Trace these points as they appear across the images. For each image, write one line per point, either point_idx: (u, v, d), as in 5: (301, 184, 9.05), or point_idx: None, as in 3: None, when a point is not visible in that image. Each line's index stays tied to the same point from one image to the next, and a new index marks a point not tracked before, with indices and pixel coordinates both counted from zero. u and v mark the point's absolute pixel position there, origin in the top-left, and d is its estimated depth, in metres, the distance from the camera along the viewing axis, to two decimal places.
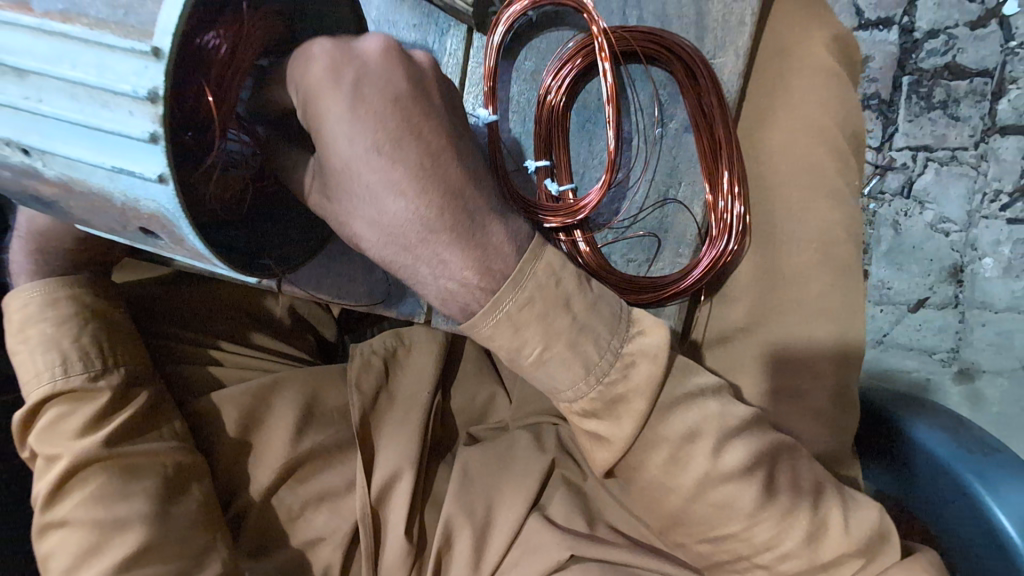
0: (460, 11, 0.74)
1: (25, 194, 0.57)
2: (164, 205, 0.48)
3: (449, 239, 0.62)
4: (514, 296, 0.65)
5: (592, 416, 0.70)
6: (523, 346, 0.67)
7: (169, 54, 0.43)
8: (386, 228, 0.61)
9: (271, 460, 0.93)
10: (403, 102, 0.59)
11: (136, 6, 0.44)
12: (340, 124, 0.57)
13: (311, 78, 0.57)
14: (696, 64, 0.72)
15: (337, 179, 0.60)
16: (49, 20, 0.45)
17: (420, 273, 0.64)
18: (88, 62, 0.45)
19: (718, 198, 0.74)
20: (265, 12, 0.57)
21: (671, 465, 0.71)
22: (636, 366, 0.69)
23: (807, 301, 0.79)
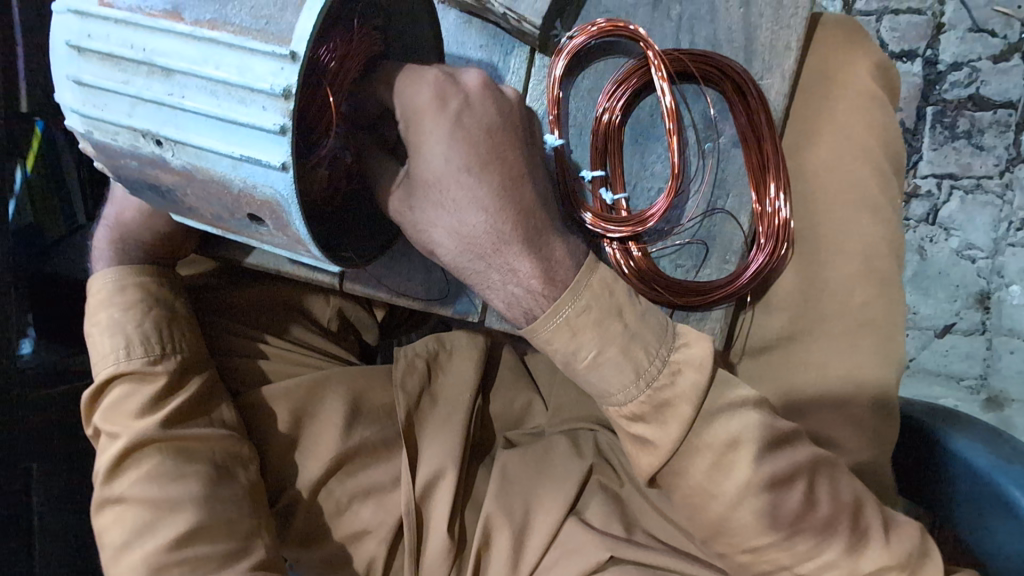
0: (526, 33, 0.80)
1: (143, 184, 0.64)
2: (281, 191, 0.55)
3: (519, 250, 0.68)
4: (574, 303, 0.69)
5: (640, 420, 0.72)
6: (579, 349, 0.70)
7: (303, 58, 0.50)
8: (465, 237, 0.68)
9: (322, 454, 0.97)
10: (496, 132, 0.67)
11: (276, 16, 0.51)
12: (440, 145, 0.65)
13: (418, 102, 0.63)
14: (746, 84, 0.77)
15: (425, 192, 0.66)
16: (200, 28, 0.52)
17: (490, 280, 0.70)
18: (230, 63, 0.51)
19: (766, 199, 0.79)
20: (366, 28, 0.64)
21: (715, 472, 0.72)
22: (680, 375, 0.72)
23: (846, 313, 0.83)
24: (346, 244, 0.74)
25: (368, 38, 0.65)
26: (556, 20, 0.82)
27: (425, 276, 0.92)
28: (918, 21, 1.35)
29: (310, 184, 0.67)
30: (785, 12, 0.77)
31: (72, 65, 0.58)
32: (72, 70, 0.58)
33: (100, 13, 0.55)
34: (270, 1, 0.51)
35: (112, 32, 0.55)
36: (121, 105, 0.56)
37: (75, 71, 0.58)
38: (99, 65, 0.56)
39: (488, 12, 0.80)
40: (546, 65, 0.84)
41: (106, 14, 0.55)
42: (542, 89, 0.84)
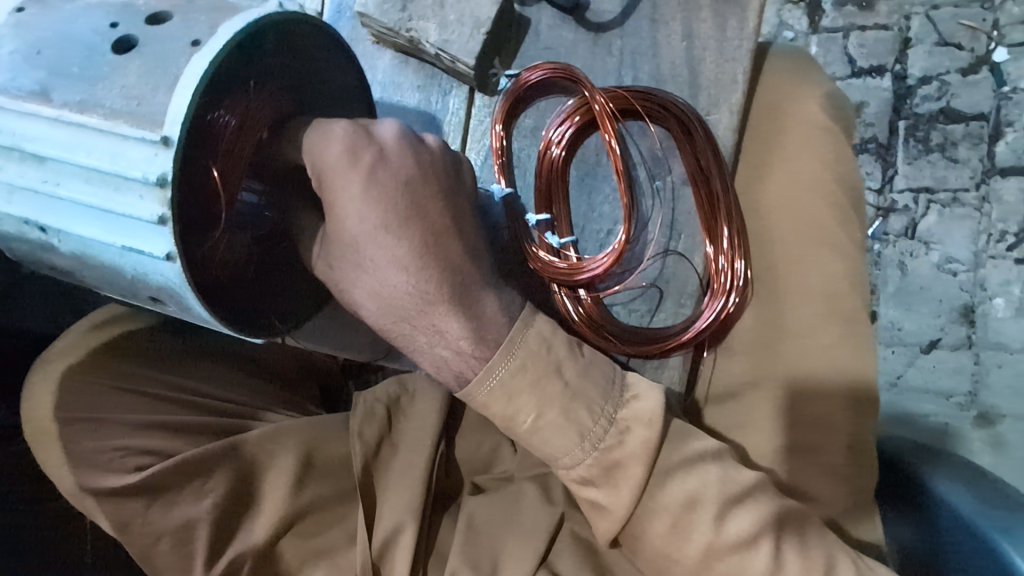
0: (463, 73, 0.76)
1: (44, 269, 0.61)
2: (171, 280, 0.52)
3: (450, 308, 0.64)
4: (508, 363, 0.66)
5: (590, 484, 0.68)
6: (517, 413, 0.67)
7: (176, 142, 0.47)
8: (385, 299, 0.63)
9: (267, 516, 0.88)
10: (415, 185, 0.62)
11: (147, 97, 0.49)
12: (354, 203, 0.60)
13: (325, 158, 0.59)
14: (690, 120, 0.74)
15: (345, 254, 0.62)
16: (67, 112, 0.50)
17: (416, 342, 0.65)
18: (102, 150, 0.49)
19: (719, 253, 0.75)
20: (271, 87, 0.59)
21: (676, 534, 0.67)
22: (631, 433, 0.68)
23: (813, 351, 0.79)
24: (274, 306, 0.68)
25: (275, 93, 0.60)
26: (495, 57, 0.78)
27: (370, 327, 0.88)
28: (884, 37, 1.34)
29: (215, 249, 0.60)
30: (730, 45, 0.74)
31: None
32: None
33: None
34: (141, 80, 0.50)
35: None
36: None
37: None
38: None
39: (422, 52, 0.77)
40: (486, 104, 0.80)
41: None
42: (486, 128, 0.80)
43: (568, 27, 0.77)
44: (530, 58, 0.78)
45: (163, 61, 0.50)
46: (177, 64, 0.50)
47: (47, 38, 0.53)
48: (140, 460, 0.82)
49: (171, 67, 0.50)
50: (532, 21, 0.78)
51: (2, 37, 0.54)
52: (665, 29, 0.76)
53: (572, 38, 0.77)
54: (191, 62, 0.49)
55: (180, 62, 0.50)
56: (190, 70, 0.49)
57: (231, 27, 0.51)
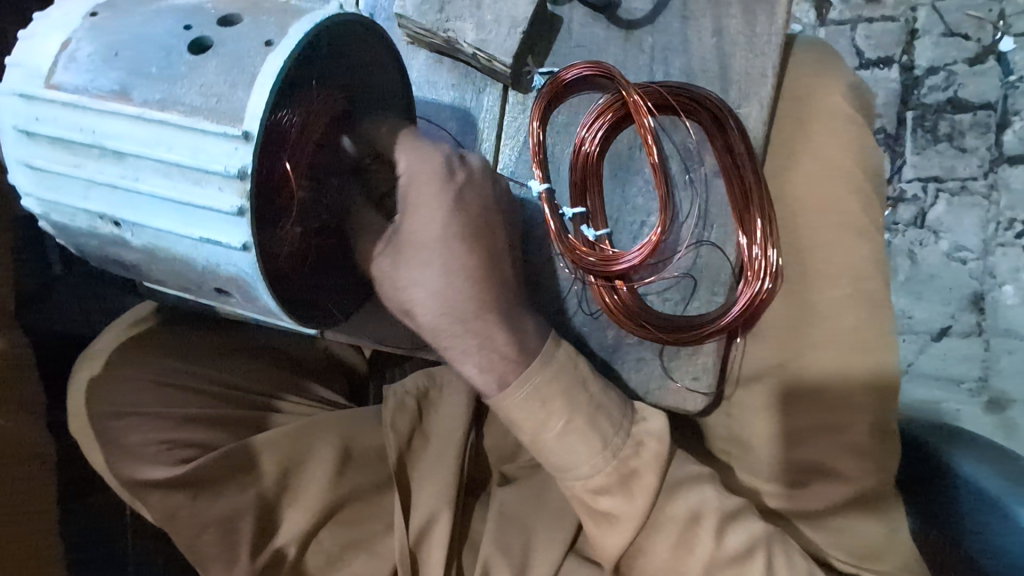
0: (498, 71, 0.78)
1: (110, 263, 0.65)
2: (245, 270, 0.55)
3: (494, 314, 0.70)
4: (543, 369, 0.71)
5: (606, 494, 0.71)
6: (549, 419, 0.71)
7: (256, 137, 0.51)
8: (447, 299, 0.68)
9: (309, 506, 0.89)
10: (489, 209, 0.72)
11: (226, 94, 0.52)
12: (433, 215, 0.68)
13: (423, 171, 0.68)
14: (723, 114, 0.76)
15: (416, 258, 0.68)
16: (149, 109, 0.53)
17: (466, 344, 0.70)
18: (183, 145, 0.52)
19: (752, 244, 0.77)
20: (328, 88, 0.62)
21: (680, 550, 0.71)
22: (643, 446, 0.73)
23: (839, 335, 0.81)
24: (329, 297, 0.72)
25: (332, 97, 0.63)
26: (528, 56, 0.80)
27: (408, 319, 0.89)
28: (891, 28, 1.36)
29: (282, 243, 0.62)
30: (760, 40, 0.76)
31: (24, 150, 0.58)
32: (26, 156, 0.58)
33: (47, 96, 0.56)
34: (221, 78, 0.53)
35: (61, 115, 0.56)
36: (75, 187, 0.57)
37: (27, 155, 0.58)
38: (50, 149, 0.57)
39: (459, 51, 0.79)
40: (520, 101, 0.82)
41: (53, 98, 0.55)
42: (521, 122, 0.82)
43: (599, 24, 0.79)
44: (563, 56, 0.80)
45: (239, 60, 0.53)
46: (253, 63, 0.53)
47: (125, 40, 0.56)
48: (185, 453, 0.85)
49: (248, 67, 0.52)
50: (564, 20, 0.80)
51: (76, 37, 0.57)
52: (696, 25, 0.78)
53: (603, 35, 0.79)
54: (269, 60, 0.53)
55: (256, 62, 0.53)
56: (268, 68, 0.52)
57: (302, 26, 0.55)
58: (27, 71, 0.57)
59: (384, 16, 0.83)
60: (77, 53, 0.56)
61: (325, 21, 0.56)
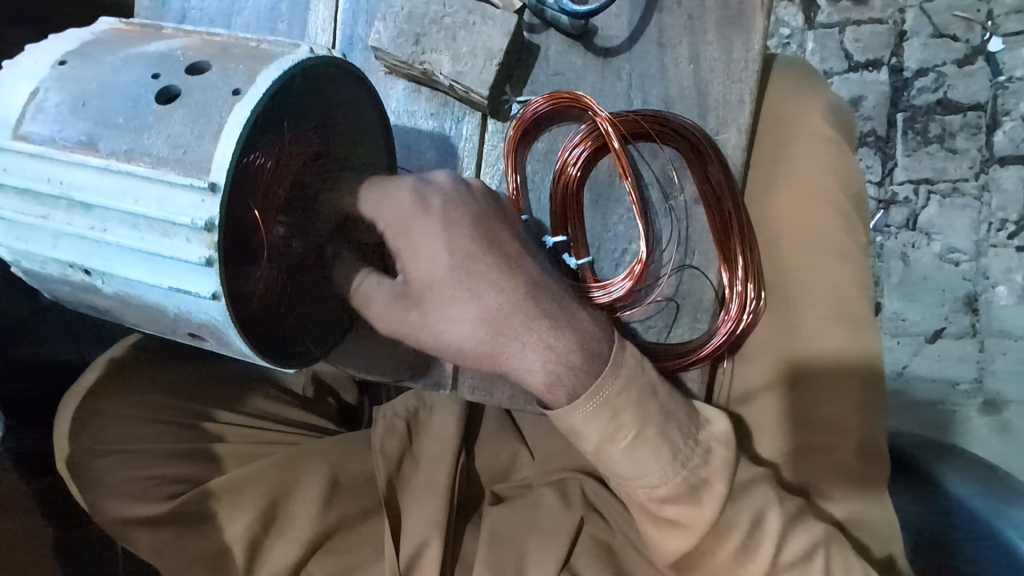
0: (475, 99, 0.77)
1: (84, 309, 0.64)
2: (216, 317, 0.55)
3: (534, 329, 0.64)
4: (614, 380, 0.66)
5: (673, 502, 0.68)
6: (617, 430, 0.66)
7: (223, 189, 0.50)
8: (491, 320, 0.63)
9: (297, 536, 0.89)
10: (488, 225, 0.66)
11: (193, 145, 0.51)
12: (438, 245, 0.63)
13: (398, 207, 0.64)
14: (701, 142, 0.76)
15: (437, 297, 0.63)
16: (116, 161, 0.52)
17: (526, 359, 0.64)
18: (149, 196, 0.52)
19: (736, 277, 0.78)
20: (302, 127, 0.61)
21: (740, 557, 0.68)
22: (713, 454, 0.69)
23: (825, 355, 0.81)
24: (304, 336, 0.70)
25: (306, 135, 0.62)
26: (506, 85, 0.80)
27: (393, 349, 0.89)
28: (880, 31, 1.35)
29: (256, 284, 0.62)
30: (736, 67, 0.76)
31: None
32: None
33: (14, 148, 0.55)
34: (187, 128, 0.52)
35: (28, 166, 0.55)
36: (43, 238, 0.56)
37: None
38: (18, 201, 0.56)
39: (435, 82, 0.78)
40: (499, 130, 0.82)
41: (19, 149, 0.55)
42: (499, 153, 0.81)
43: (576, 52, 0.79)
44: (540, 84, 0.80)
45: (206, 111, 0.52)
46: (221, 113, 0.52)
47: (90, 90, 0.55)
48: (172, 489, 0.88)
49: (215, 116, 0.52)
50: (541, 49, 0.79)
51: (43, 87, 0.56)
52: (672, 52, 0.77)
53: (581, 63, 0.79)
54: (235, 111, 0.52)
55: (223, 111, 0.52)
56: (234, 119, 0.51)
57: (269, 75, 0.54)
58: None
59: (360, 48, 0.82)
60: (45, 103, 0.55)
61: (293, 67, 0.55)
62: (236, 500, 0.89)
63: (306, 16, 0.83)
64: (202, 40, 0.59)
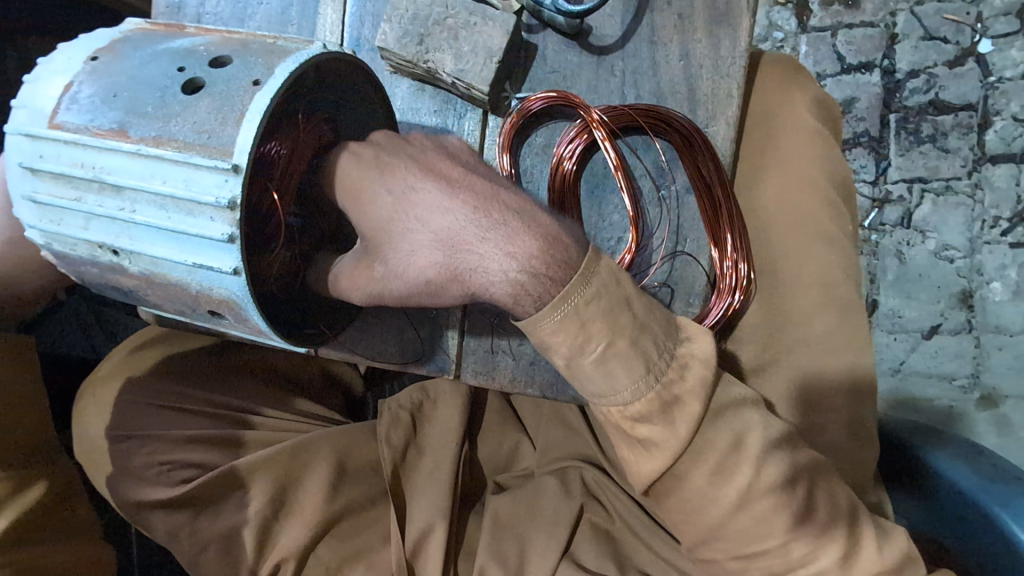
0: (477, 96, 0.81)
1: (110, 289, 0.68)
2: (236, 291, 0.59)
3: (487, 244, 0.62)
4: (583, 291, 0.63)
5: (645, 421, 0.67)
6: (587, 342, 0.65)
7: (245, 169, 0.54)
8: (445, 239, 0.62)
9: (305, 520, 0.92)
10: (423, 156, 0.67)
11: (217, 130, 0.56)
12: (376, 187, 0.64)
13: (336, 168, 0.66)
14: (690, 133, 0.80)
15: (391, 240, 0.64)
16: (146, 146, 0.57)
17: (488, 267, 0.62)
18: (176, 178, 0.56)
19: (727, 257, 0.82)
20: (314, 120, 0.67)
21: (716, 478, 0.68)
22: (688, 370, 0.68)
23: (815, 339, 0.84)
24: (313, 319, 0.74)
25: (317, 127, 0.67)
26: (506, 82, 0.84)
27: (399, 336, 0.92)
28: (871, 34, 1.40)
29: (268, 267, 0.67)
30: (724, 63, 0.80)
31: (27, 184, 0.62)
32: (28, 191, 0.61)
33: (50, 135, 0.59)
34: (211, 116, 0.56)
35: (62, 153, 0.59)
36: (76, 220, 0.60)
37: (31, 190, 0.61)
38: (53, 184, 0.60)
39: (438, 80, 0.82)
40: (499, 125, 0.85)
41: (55, 136, 0.59)
42: (496, 146, 0.85)
43: (572, 51, 0.83)
44: (538, 82, 0.84)
45: (230, 98, 0.57)
46: (242, 101, 0.56)
47: (120, 81, 0.59)
48: (185, 473, 0.92)
49: (237, 104, 0.56)
50: (539, 47, 0.84)
51: (77, 80, 0.60)
52: (663, 50, 0.82)
53: (577, 61, 0.83)
54: (255, 99, 0.56)
55: (244, 99, 0.56)
56: (254, 107, 0.55)
57: (286, 67, 0.57)
58: (30, 111, 0.60)
59: (369, 50, 0.87)
60: (78, 95, 0.59)
61: (308, 59, 0.59)
62: (246, 486, 0.92)
63: (316, 18, 0.88)
64: (224, 37, 0.63)
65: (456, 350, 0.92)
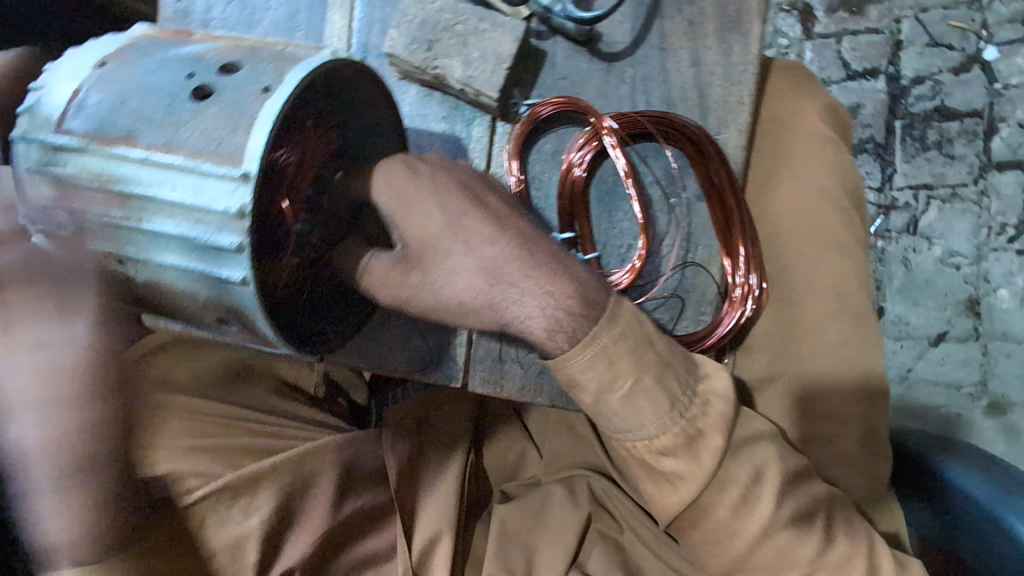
0: (487, 102, 0.81)
1: (119, 292, 0.67)
2: (244, 300, 0.58)
3: (529, 282, 0.64)
4: (611, 330, 0.65)
5: (670, 454, 0.66)
6: (615, 378, 0.65)
7: (255, 176, 0.54)
8: (488, 272, 0.65)
9: (309, 531, 0.90)
10: (471, 184, 0.70)
11: (227, 137, 0.55)
12: (429, 204, 0.66)
13: (386, 178, 0.67)
14: (702, 140, 0.79)
15: (434, 255, 0.66)
16: (155, 152, 0.56)
17: (527, 305, 0.64)
18: (185, 185, 0.56)
19: (738, 271, 0.81)
20: (324, 127, 0.66)
21: (741, 509, 0.66)
22: (709, 406, 0.67)
23: (826, 347, 0.83)
24: (322, 327, 0.74)
25: (326, 134, 0.67)
26: (515, 88, 0.83)
27: (406, 344, 0.91)
28: (877, 40, 1.40)
29: (280, 275, 0.65)
30: (735, 69, 0.80)
31: (32, 190, 0.61)
32: (34, 196, 0.61)
33: (56, 141, 0.59)
34: (221, 123, 0.56)
35: (69, 159, 0.59)
36: (84, 226, 0.60)
37: (36, 196, 0.61)
38: (59, 191, 0.60)
39: (447, 87, 0.82)
40: (507, 132, 0.85)
41: (61, 142, 0.58)
42: (504, 153, 0.84)
43: (581, 57, 0.83)
44: (547, 88, 0.83)
45: (240, 105, 0.56)
46: (252, 108, 0.55)
47: (129, 87, 0.59)
48: None
49: (246, 111, 0.55)
50: (548, 53, 0.83)
51: (85, 85, 0.59)
52: (673, 56, 0.81)
53: (586, 67, 0.83)
54: (265, 106, 0.55)
55: (254, 106, 0.56)
56: (264, 114, 0.55)
57: (297, 74, 0.57)
58: (34, 116, 0.60)
59: (377, 56, 0.86)
60: (86, 100, 0.59)
61: (320, 66, 0.58)
62: None
63: (322, 25, 0.88)
64: (233, 45, 0.63)
65: (464, 358, 0.91)
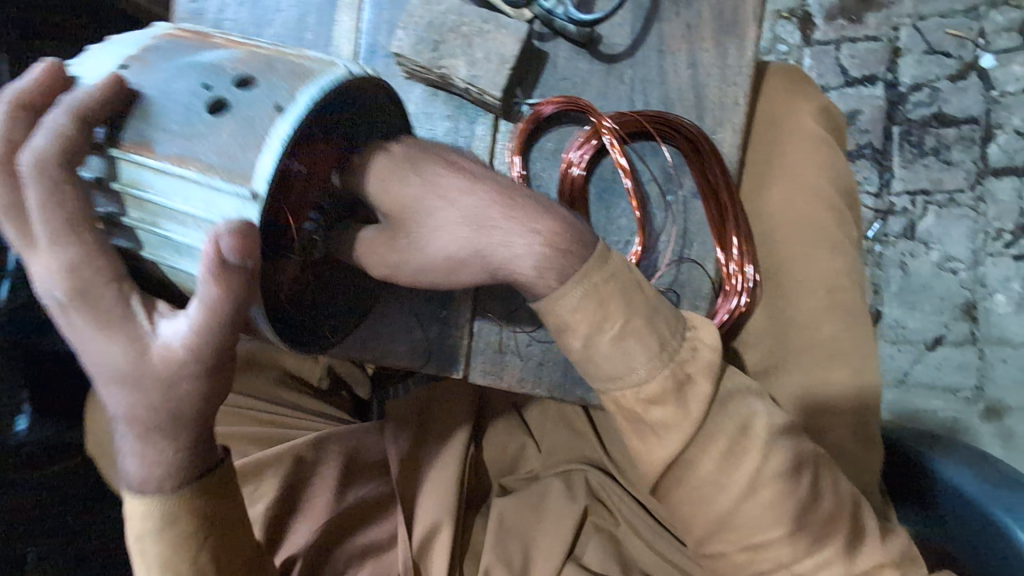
0: (490, 101, 0.83)
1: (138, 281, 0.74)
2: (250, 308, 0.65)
3: (515, 220, 0.67)
4: (600, 270, 0.69)
5: (659, 403, 0.69)
6: (605, 319, 0.69)
7: (263, 197, 0.58)
8: (472, 222, 0.67)
9: (315, 518, 0.93)
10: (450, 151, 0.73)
11: (238, 155, 0.59)
12: (405, 178, 0.68)
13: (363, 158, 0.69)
14: (698, 139, 0.83)
15: (414, 220, 0.68)
16: (170, 164, 0.60)
17: (513, 241, 0.67)
18: (199, 199, 0.61)
19: (730, 260, 0.85)
20: (331, 137, 0.68)
21: (725, 462, 0.69)
22: (698, 354, 0.71)
23: (821, 342, 0.85)
24: (322, 324, 0.77)
25: (334, 142, 0.69)
26: (517, 88, 0.86)
27: (409, 335, 0.93)
28: (874, 48, 1.42)
29: (280, 277, 0.70)
30: (731, 71, 0.83)
31: None
32: None
33: None
34: (232, 138, 0.59)
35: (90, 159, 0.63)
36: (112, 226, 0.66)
37: None
38: None
39: (452, 86, 0.84)
40: (509, 129, 0.87)
41: None
42: (508, 149, 0.87)
43: (583, 58, 0.85)
44: (549, 88, 0.86)
45: (252, 123, 0.60)
46: (263, 127, 0.59)
47: (145, 94, 0.62)
48: None
49: (259, 130, 0.59)
50: (550, 55, 0.86)
51: None
52: (672, 59, 0.84)
53: (587, 68, 0.85)
54: (276, 126, 0.59)
55: (265, 125, 0.59)
56: (274, 136, 0.58)
57: (309, 92, 0.60)
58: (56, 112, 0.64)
59: (384, 56, 0.89)
60: None
61: (332, 84, 0.61)
62: (257, 483, 0.93)
63: (332, 25, 0.90)
64: (250, 53, 0.65)
65: (466, 348, 0.93)
